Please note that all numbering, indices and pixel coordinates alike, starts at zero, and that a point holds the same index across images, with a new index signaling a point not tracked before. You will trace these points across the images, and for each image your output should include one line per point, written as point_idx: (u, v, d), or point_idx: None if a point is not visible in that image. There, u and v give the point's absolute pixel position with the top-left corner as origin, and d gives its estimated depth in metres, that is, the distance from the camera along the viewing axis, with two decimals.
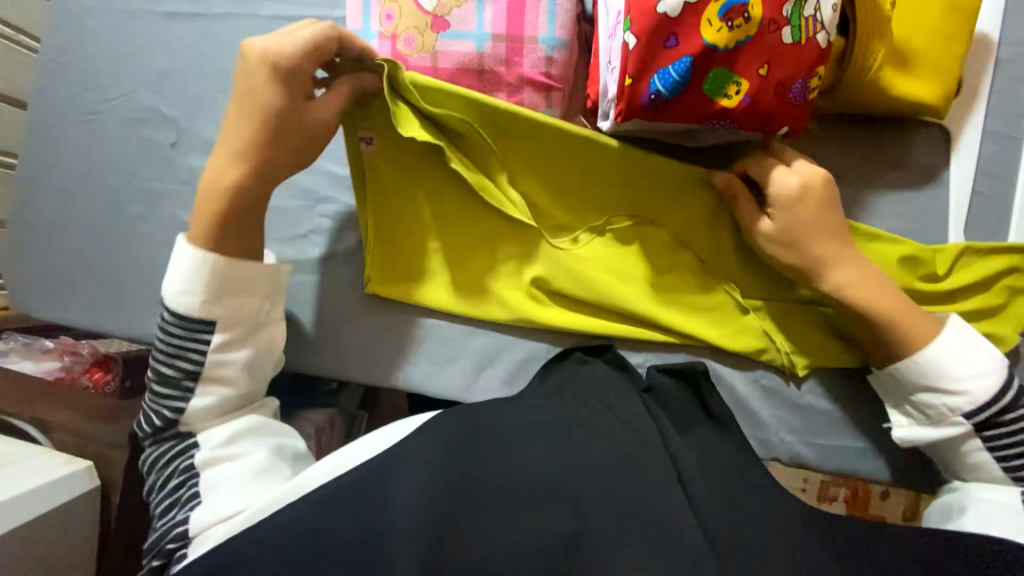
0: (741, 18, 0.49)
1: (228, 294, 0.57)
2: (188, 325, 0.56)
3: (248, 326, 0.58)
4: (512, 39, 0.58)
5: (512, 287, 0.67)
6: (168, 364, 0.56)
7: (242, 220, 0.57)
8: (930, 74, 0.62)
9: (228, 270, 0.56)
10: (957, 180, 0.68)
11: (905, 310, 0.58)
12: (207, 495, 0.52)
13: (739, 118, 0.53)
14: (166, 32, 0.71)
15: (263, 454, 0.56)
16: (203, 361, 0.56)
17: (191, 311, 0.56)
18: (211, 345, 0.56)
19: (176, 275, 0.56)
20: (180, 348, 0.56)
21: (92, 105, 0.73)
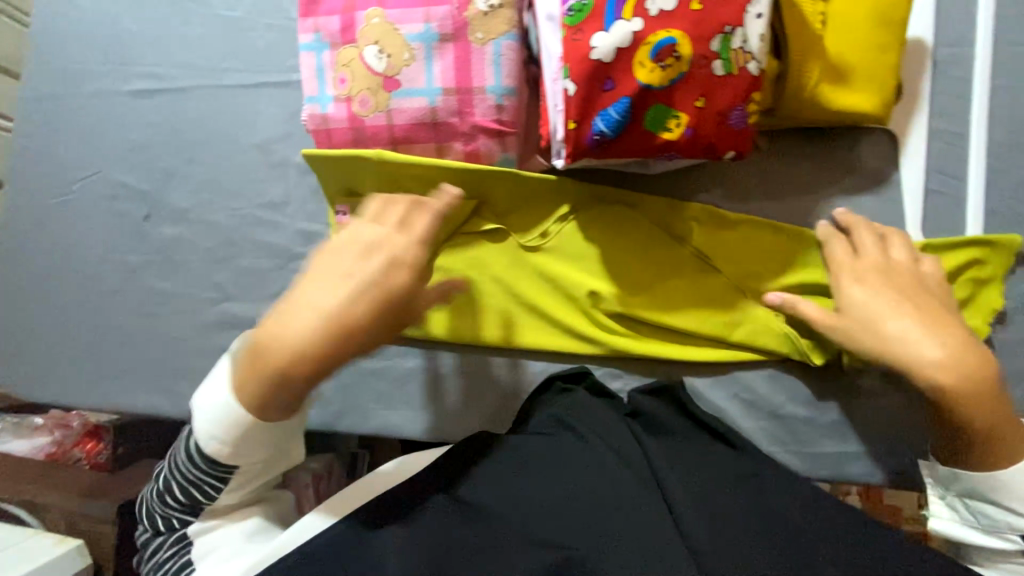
0: (672, 57, 0.51)
1: (243, 447, 0.48)
2: (211, 468, 0.50)
3: (271, 460, 0.51)
4: (462, 92, 0.61)
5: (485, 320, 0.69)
6: (184, 491, 0.52)
7: (315, 373, 0.45)
8: (869, 86, 0.64)
9: (257, 427, 0.47)
10: (909, 180, 0.71)
11: (971, 394, 0.53)
12: (201, 561, 0.53)
13: (683, 149, 0.54)
14: (132, 110, 0.74)
15: (256, 516, 0.56)
16: (220, 496, 0.52)
17: (216, 453, 0.49)
18: (226, 484, 0.52)
19: (209, 409, 0.48)
20: (198, 480, 0.51)
21: (67, 186, 0.75)
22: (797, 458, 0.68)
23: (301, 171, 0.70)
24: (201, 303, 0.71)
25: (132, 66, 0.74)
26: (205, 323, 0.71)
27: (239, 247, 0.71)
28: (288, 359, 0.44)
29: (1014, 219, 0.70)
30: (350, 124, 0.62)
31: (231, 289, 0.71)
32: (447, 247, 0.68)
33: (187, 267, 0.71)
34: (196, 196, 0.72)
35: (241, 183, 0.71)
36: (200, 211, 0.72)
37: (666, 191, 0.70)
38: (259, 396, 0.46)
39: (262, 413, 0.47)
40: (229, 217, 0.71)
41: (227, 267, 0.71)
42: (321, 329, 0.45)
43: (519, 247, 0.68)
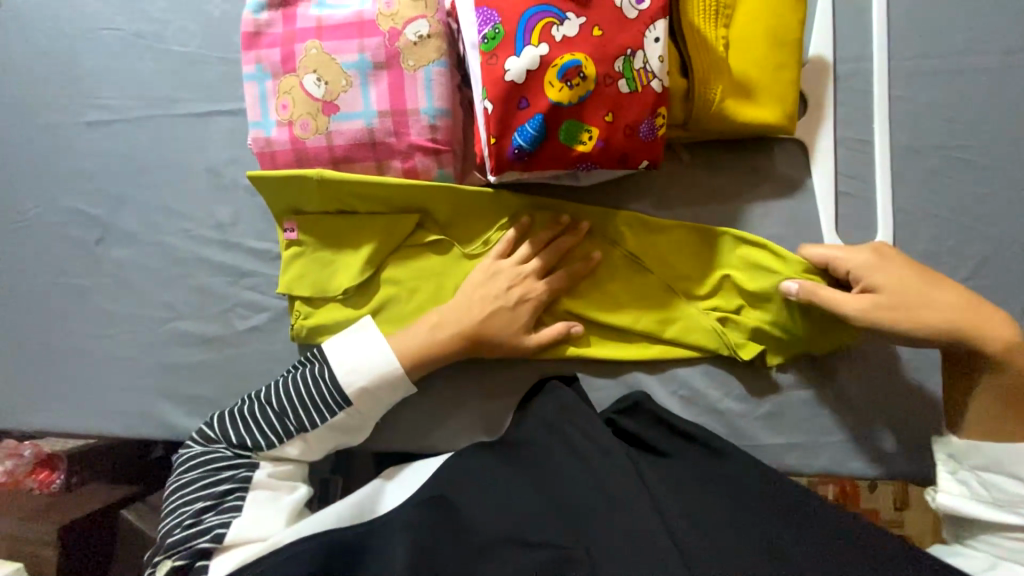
0: (579, 77, 0.56)
1: (370, 390, 0.62)
2: (339, 394, 0.61)
3: (352, 424, 0.63)
4: (397, 114, 0.65)
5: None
6: (280, 410, 0.61)
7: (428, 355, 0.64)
8: (773, 99, 0.71)
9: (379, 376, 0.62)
10: (821, 184, 0.76)
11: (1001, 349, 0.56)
12: (251, 511, 0.56)
13: (598, 159, 0.59)
14: (86, 140, 0.77)
15: (304, 492, 0.61)
16: (317, 424, 0.61)
17: (347, 385, 0.61)
18: (332, 418, 0.62)
19: (354, 352, 0.62)
20: (306, 402, 0.61)
21: (19, 214, 0.77)
22: (739, 450, 0.71)
23: (250, 192, 0.74)
24: (151, 323, 0.72)
25: (88, 99, 0.77)
26: (154, 342, 0.72)
27: (190, 266, 0.73)
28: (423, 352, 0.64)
29: (919, 216, 0.77)
30: (292, 146, 0.66)
31: (182, 307, 0.72)
32: (393, 259, 0.71)
33: (138, 288, 0.73)
34: (148, 219, 0.74)
35: (192, 205, 0.74)
36: (151, 234, 0.74)
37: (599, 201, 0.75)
38: (416, 360, 0.64)
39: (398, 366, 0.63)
40: (179, 238, 0.74)
41: (178, 286, 0.73)
42: (476, 324, 0.66)
43: (462, 256, 0.71)
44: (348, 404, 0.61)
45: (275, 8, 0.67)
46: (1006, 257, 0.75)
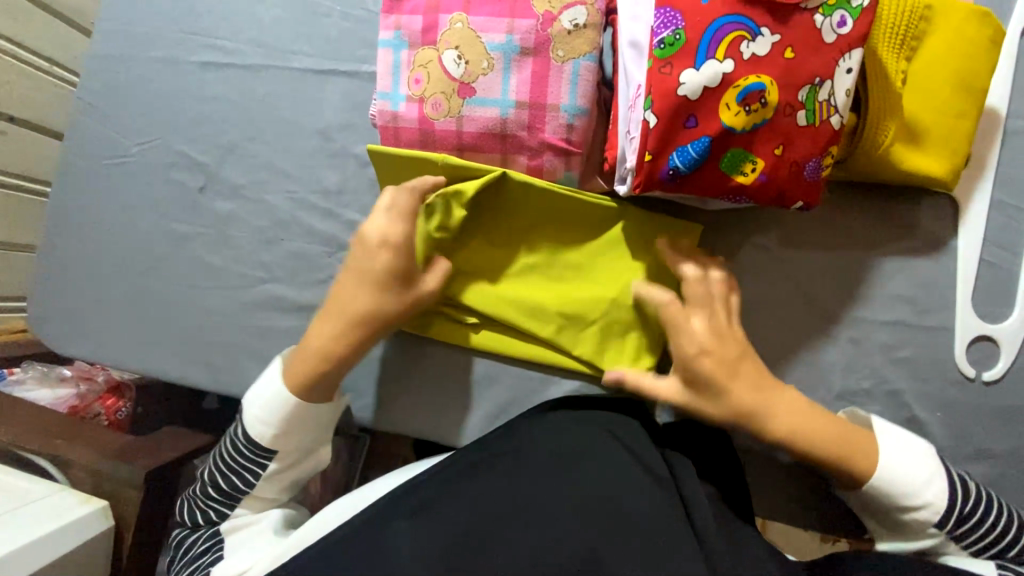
0: (758, 103, 0.50)
1: (289, 430, 0.58)
2: (252, 449, 0.58)
3: (300, 455, 0.60)
4: (535, 107, 0.60)
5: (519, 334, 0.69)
6: (223, 475, 0.59)
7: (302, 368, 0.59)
8: (941, 149, 0.64)
9: (297, 412, 0.58)
10: (967, 248, 0.70)
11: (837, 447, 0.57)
12: (230, 554, 0.56)
13: (754, 194, 0.54)
14: (199, 81, 0.74)
15: (278, 517, 0.60)
16: (255, 483, 0.59)
17: (260, 437, 0.58)
18: (267, 470, 0.59)
19: (259, 404, 0.59)
20: (235, 463, 0.59)
21: (125, 148, 0.75)
22: (821, 510, 0.68)
23: (359, 163, 0.71)
24: (245, 281, 0.71)
25: (205, 37, 0.74)
26: (246, 302, 0.71)
27: (288, 230, 0.71)
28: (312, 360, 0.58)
29: None
30: (419, 124, 0.62)
31: (277, 271, 0.71)
32: (485, 247, 0.69)
33: (235, 243, 0.72)
34: (253, 175, 0.72)
35: (298, 167, 0.72)
36: (254, 189, 0.72)
37: (719, 227, 0.70)
38: (308, 381, 0.58)
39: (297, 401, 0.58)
40: (282, 199, 0.72)
41: (274, 248, 0.71)
42: (351, 317, 0.59)
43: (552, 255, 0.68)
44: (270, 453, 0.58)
45: None
46: None
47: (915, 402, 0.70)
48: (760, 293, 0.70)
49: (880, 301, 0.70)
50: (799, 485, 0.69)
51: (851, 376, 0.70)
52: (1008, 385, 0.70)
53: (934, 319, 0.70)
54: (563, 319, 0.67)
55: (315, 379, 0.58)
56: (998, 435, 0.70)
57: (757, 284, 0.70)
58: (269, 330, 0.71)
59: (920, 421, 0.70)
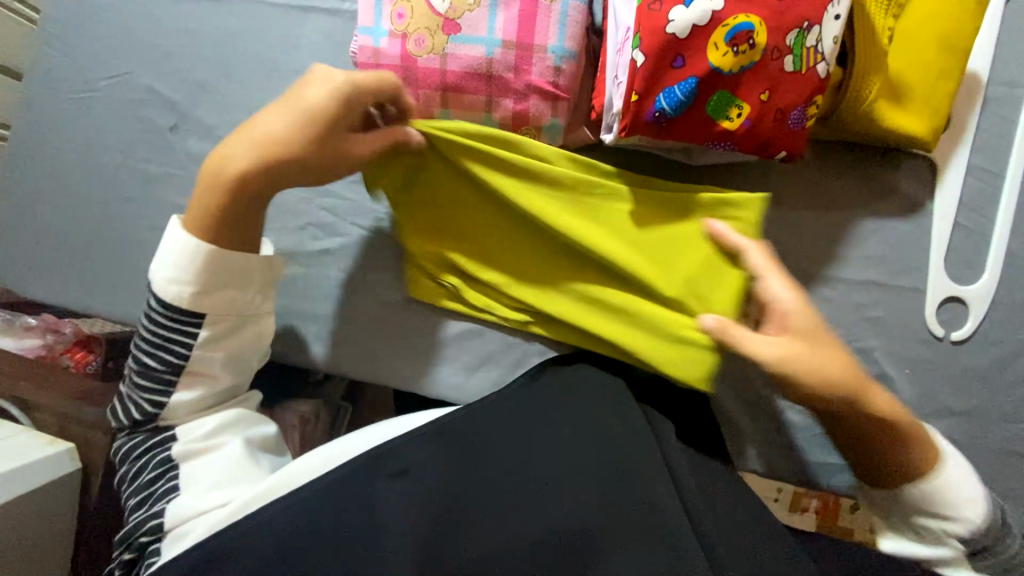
0: (746, 44, 0.50)
1: (214, 287, 0.53)
2: (171, 314, 0.53)
3: (237, 320, 0.55)
4: (522, 47, 0.59)
5: (494, 303, 0.68)
6: (150, 355, 0.54)
7: (222, 206, 0.52)
8: (923, 109, 0.65)
9: (218, 262, 0.53)
10: (941, 211, 0.72)
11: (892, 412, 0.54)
12: (185, 486, 0.51)
13: (739, 141, 0.54)
14: (169, 14, 0.70)
15: (240, 443, 0.55)
16: (189, 355, 0.54)
17: (179, 300, 0.53)
18: (199, 338, 0.54)
19: (164, 261, 0.52)
20: (160, 338, 0.54)
21: (91, 83, 0.72)
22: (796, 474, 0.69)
23: None
24: None
25: None
26: None
27: None
28: (217, 190, 0.51)
29: None
30: (401, 62, 0.60)
31: None
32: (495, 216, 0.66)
33: None
34: (227, 115, 0.69)
35: None
36: (229, 131, 0.69)
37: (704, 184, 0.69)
38: (217, 221, 0.52)
39: (221, 247, 0.53)
40: None
41: None
42: (258, 133, 0.51)
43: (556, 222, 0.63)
44: (201, 317, 0.53)
45: None
46: None
47: (885, 361, 0.72)
48: None
49: (857, 261, 0.72)
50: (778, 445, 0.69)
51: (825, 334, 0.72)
52: (974, 344, 0.73)
53: (908, 281, 0.72)
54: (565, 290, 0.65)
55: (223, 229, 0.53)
56: (961, 392, 0.73)
57: None
58: None
59: (890, 378, 0.72)
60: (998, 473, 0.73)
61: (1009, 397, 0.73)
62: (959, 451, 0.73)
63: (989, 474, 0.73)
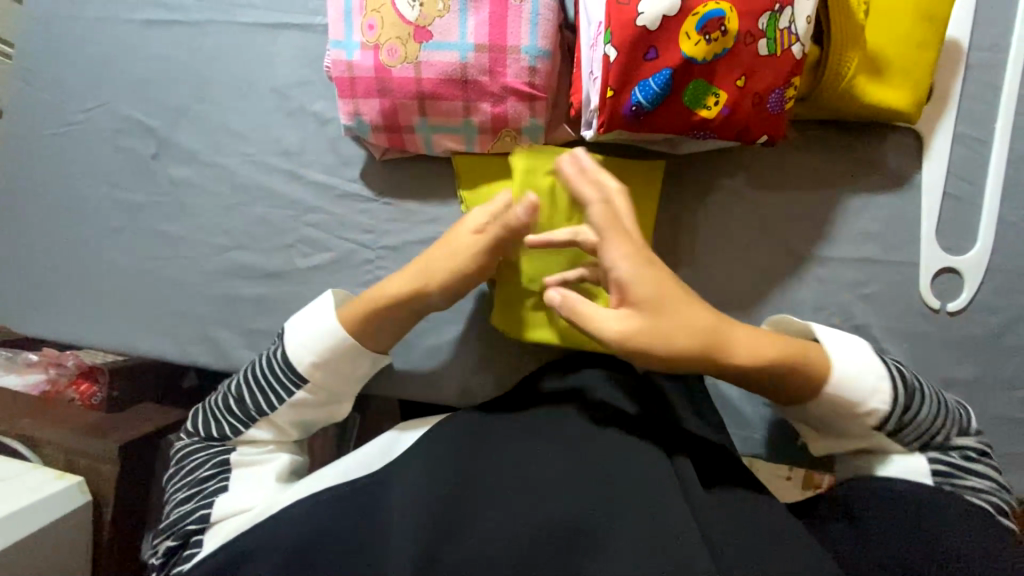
0: (718, 31, 0.49)
1: (329, 366, 0.56)
2: (286, 367, 0.57)
3: (329, 397, 0.58)
4: (495, 50, 0.59)
5: (546, 322, 0.65)
6: (250, 394, 0.58)
7: (376, 302, 0.56)
8: (904, 82, 0.64)
9: (347, 348, 0.57)
10: (930, 182, 0.71)
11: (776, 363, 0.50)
12: (233, 487, 0.54)
13: (719, 129, 0.54)
14: (141, 41, 0.70)
15: (285, 459, 0.58)
16: (279, 405, 0.57)
17: (298, 362, 0.57)
18: (294, 396, 0.57)
19: (308, 325, 0.57)
20: (264, 382, 0.57)
21: (70, 116, 0.72)
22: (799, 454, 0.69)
23: (321, 121, 0.69)
24: (207, 249, 0.69)
25: None
26: (210, 270, 0.69)
27: (249, 194, 0.69)
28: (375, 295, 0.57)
29: None
30: (376, 74, 0.60)
31: (240, 237, 0.69)
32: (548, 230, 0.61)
33: (193, 211, 0.70)
34: (207, 138, 0.69)
35: (256, 128, 0.69)
36: (210, 154, 0.69)
37: (685, 175, 0.70)
38: (364, 315, 0.56)
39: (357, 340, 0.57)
40: (241, 162, 0.69)
41: (237, 214, 0.69)
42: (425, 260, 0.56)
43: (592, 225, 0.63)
44: (304, 382, 0.57)
45: None
46: None
47: (883, 336, 0.72)
48: (731, 237, 0.71)
49: (849, 238, 0.71)
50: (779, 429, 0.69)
51: (821, 315, 0.72)
52: (971, 313, 0.73)
53: (901, 254, 0.72)
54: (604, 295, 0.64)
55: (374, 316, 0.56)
56: (962, 362, 0.73)
57: (728, 229, 0.70)
58: (238, 301, 0.69)
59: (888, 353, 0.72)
60: (1003, 440, 0.73)
61: (1009, 363, 0.73)
62: None
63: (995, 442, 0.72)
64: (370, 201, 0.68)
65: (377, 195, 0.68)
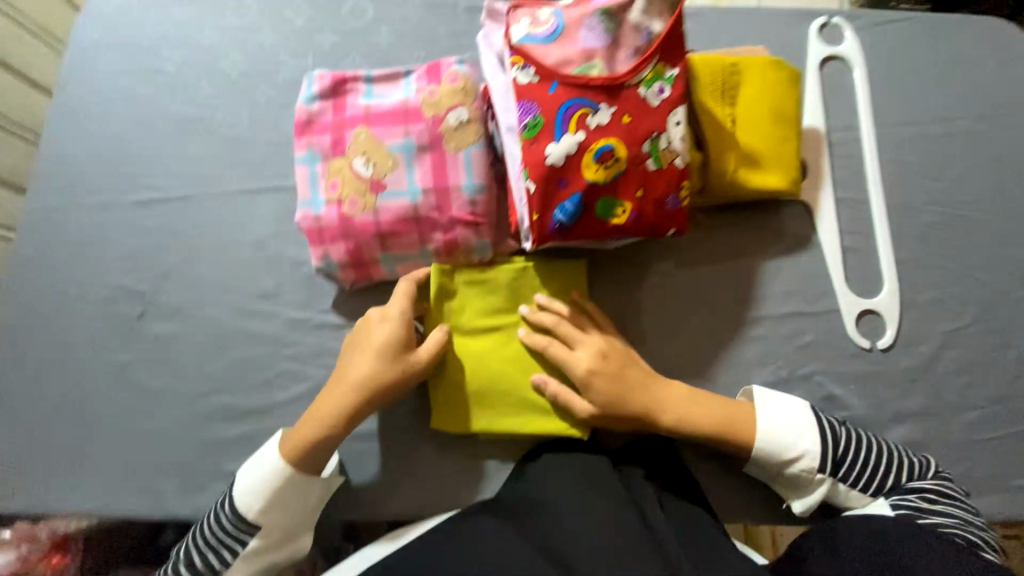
0: (612, 159, 0.61)
1: (277, 508, 0.65)
2: (236, 524, 0.64)
3: (283, 534, 0.66)
4: (440, 190, 0.70)
5: (483, 413, 0.71)
6: (202, 556, 0.65)
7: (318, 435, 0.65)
8: (778, 167, 0.78)
9: (290, 479, 0.65)
10: (828, 239, 0.83)
11: (712, 425, 0.68)
12: None
13: (631, 230, 0.65)
14: (132, 219, 0.80)
15: None
16: (236, 558, 0.65)
17: (248, 511, 0.64)
18: (249, 545, 0.65)
19: (250, 478, 0.65)
20: (217, 543, 0.64)
21: (63, 291, 0.78)
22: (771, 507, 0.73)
23: (295, 264, 0.77)
24: (193, 396, 0.74)
25: (137, 179, 0.81)
26: (196, 416, 0.73)
27: (231, 338, 0.75)
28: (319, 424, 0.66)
29: (922, 267, 0.83)
30: (341, 223, 0.70)
31: (224, 379, 0.74)
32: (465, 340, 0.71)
33: (179, 362, 0.75)
34: (192, 294, 0.77)
35: (236, 278, 0.77)
36: (195, 307, 0.76)
37: (620, 264, 0.80)
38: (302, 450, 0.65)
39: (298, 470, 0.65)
40: (223, 310, 0.76)
41: (220, 358, 0.75)
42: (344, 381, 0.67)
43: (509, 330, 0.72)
44: (255, 532, 0.64)
45: (326, 99, 0.73)
46: (1005, 303, 0.82)
47: (829, 381, 0.78)
48: (672, 312, 0.79)
49: (774, 297, 0.80)
50: (755, 485, 0.74)
51: (768, 369, 0.78)
52: (900, 347, 0.80)
53: (823, 304, 0.81)
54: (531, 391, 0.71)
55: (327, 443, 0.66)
56: (907, 393, 0.79)
57: (667, 305, 0.79)
58: (224, 442, 0.72)
59: (839, 396, 0.78)
60: (968, 464, 0.76)
61: (948, 387, 0.79)
62: (927, 449, 0.77)
63: (960, 465, 0.76)
64: (344, 327, 0.75)
65: (350, 322, 0.75)
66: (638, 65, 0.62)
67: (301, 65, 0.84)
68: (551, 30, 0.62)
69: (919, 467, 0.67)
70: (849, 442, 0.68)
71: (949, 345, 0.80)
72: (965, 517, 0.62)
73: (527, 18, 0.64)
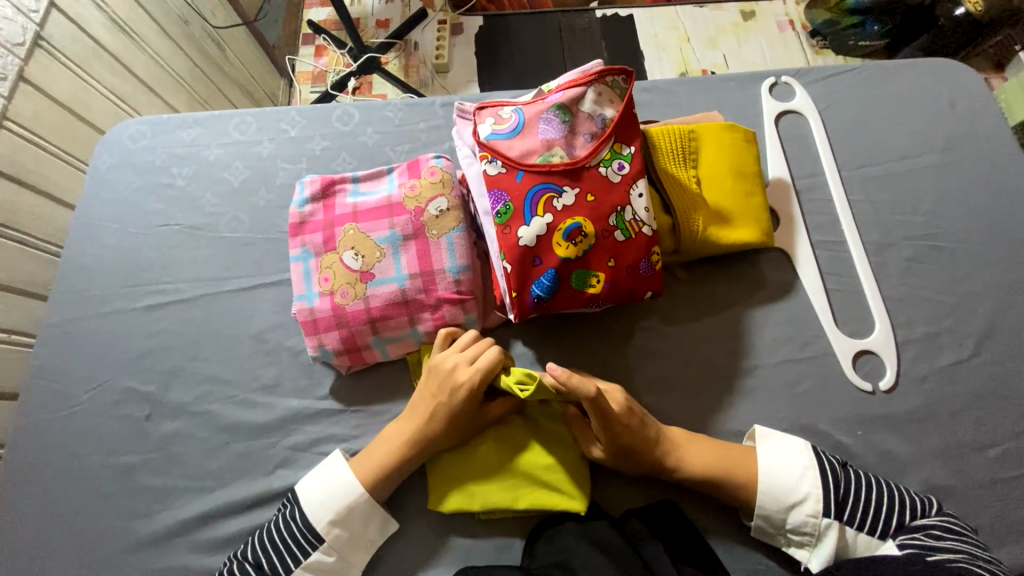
0: (580, 236, 0.65)
1: (346, 521, 0.67)
2: (309, 528, 0.66)
3: (342, 554, 0.67)
4: (425, 274, 0.74)
5: (490, 486, 0.70)
6: (268, 555, 0.65)
7: (385, 469, 0.69)
8: (747, 220, 0.82)
9: (360, 499, 0.67)
10: (810, 283, 0.84)
11: (717, 467, 0.67)
12: None
13: (607, 297, 0.68)
14: (144, 322, 0.85)
15: None
16: (296, 567, 0.65)
17: (316, 521, 0.66)
18: (311, 556, 0.66)
19: (319, 485, 0.68)
20: (282, 546, 0.66)
21: (75, 397, 0.82)
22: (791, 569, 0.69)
23: (294, 353, 0.81)
24: (195, 494, 0.74)
25: (148, 285, 0.87)
26: (196, 515, 0.73)
27: (232, 433, 0.77)
28: (382, 460, 0.69)
29: (910, 302, 0.83)
30: (334, 313, 0.74)
31: (225, 475, 0.75)
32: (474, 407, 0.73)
33: (183, 460, 0.76)
34: (195, 391, 0.80)
35: (238, 373, 0.80)
36: (198, 404, 0.79)
37: (607, 328, 0.81)
38: (371, 481, 0.68)
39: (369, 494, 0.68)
40: (225, 404, 0.78)
41: (221, 454, 0.76)
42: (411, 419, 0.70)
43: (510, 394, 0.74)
44: (321, 542, 0.66)
45: (317, 201, 0.79)
46: (1004, 330, 0.81)
47: (834, 428, 0.76)
48: (664, 369, 0.79)
49: (765, 345, 0.81)
50: (773, 550, 0.69)
51: (770, 421, 0.76)
52: (902, 386, 0.79)
53: (816, 348, 0.80)
54: (534, 457, 0.70)
55: (384, 478, 0.69)
56: (919, 434, 0.76)
57: (659, 363, 0.79)
58: (224, 540, 0.72)
59: (848, 444, 0.76)
60: (1002, 507, 0.72)
61: (962, 424, 0.76)
62: (954, 495, 0.73)
63: (992, 509, 0.72)
64: (341, 413, 0.77)
65: (347, 407, 0.77)
66: (596, 148, 0.68)
67: (297, 169, 0.92)
68: (513, 126, 0.69)
69: (921, 506, 0.65)
70: (847, 480, 0.66)
71: (954, 380, 0.78)
72: (972, 551, 0.58)
73: (492, 118, 0.71)
